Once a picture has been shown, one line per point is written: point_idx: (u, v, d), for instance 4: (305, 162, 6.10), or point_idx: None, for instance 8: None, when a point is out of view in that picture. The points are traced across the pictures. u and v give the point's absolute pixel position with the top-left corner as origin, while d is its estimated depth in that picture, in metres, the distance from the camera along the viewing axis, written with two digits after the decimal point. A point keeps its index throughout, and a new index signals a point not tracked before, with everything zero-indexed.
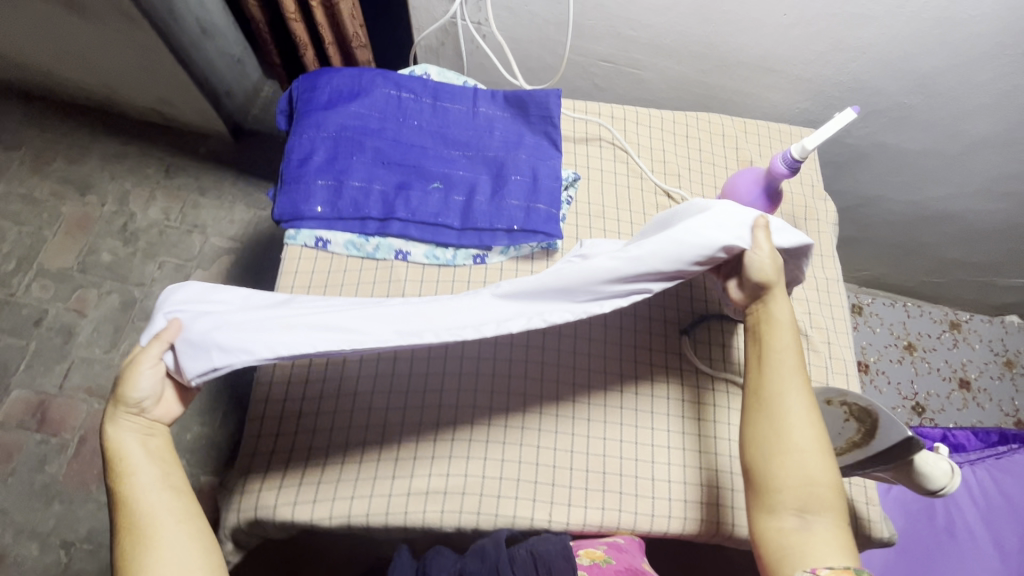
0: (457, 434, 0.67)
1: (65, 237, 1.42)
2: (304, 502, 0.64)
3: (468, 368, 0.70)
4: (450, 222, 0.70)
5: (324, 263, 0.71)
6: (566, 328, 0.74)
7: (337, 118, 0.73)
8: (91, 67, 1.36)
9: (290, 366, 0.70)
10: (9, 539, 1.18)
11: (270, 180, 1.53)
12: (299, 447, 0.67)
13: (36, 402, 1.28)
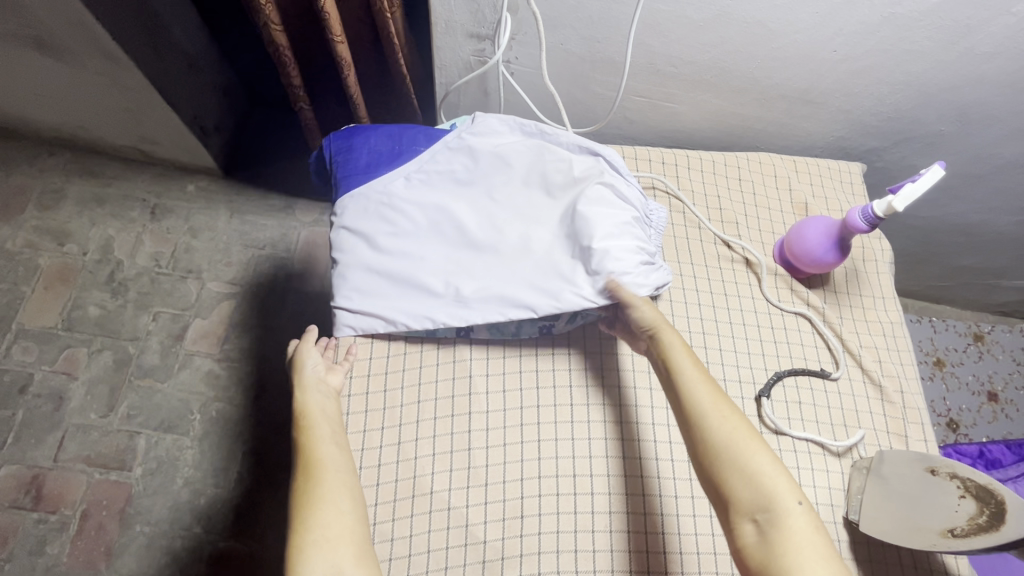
0: (528, 529, 0.64)
1: (45, 292, 1.32)
2: None
3: (545, 453, 0.68)
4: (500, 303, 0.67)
5: (383, 347, 0.72)
6: (642, 399, 0.70)
7: (381, 185, 0.69)
8: (67, 107, 1.26)
9: (360, 469, 0.67)
10: None
11: (263, 216, 1.43)
12: (379, 560, 0.63)
13: (29, 478, 1.19)
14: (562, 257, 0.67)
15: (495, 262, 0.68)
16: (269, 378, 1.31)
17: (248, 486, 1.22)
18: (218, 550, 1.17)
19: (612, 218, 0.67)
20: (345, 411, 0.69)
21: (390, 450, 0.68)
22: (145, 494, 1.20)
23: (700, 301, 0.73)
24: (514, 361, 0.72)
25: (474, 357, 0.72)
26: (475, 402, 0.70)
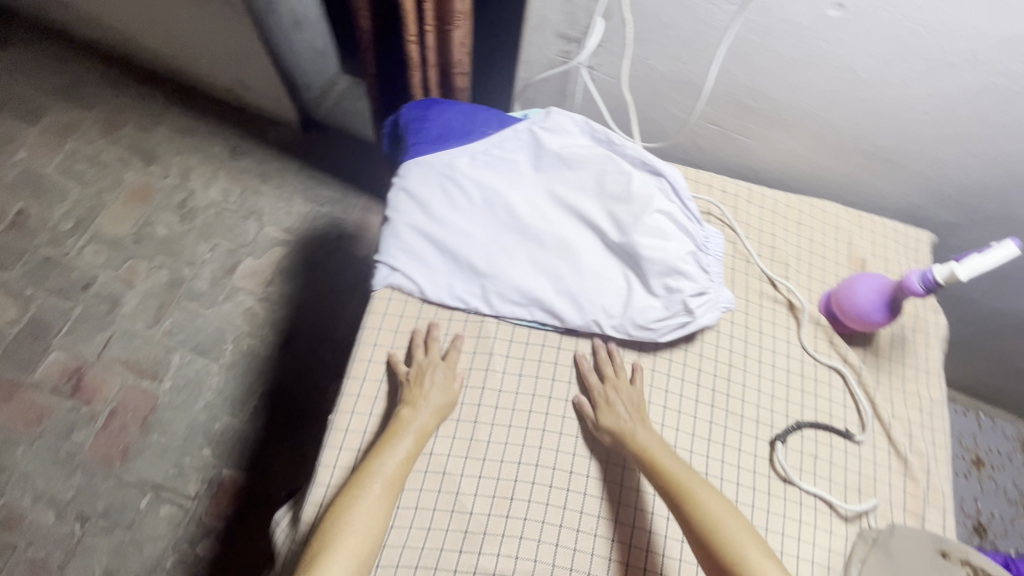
0: (514, 509, 0.62)
1: (124, 204, 1.43)
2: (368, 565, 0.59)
3: (548, 442, 0.65)
4: (540, 300, 0.67)
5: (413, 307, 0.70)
6: (654, 415, 0.67)
7: (446, 154, 0.71)
8: (181, 40, 1.37)
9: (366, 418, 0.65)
10: (28, 502, 1.18)
11: (329, 177, 1.51)
12: None
13: (73, 367, 1.28)
14: (609, 270, 0.67)
15: (542, 259, 0.68)
16: (302, 327, 1.37)
17: (260, 423, 1.28)
18: (220, 476, 1.23)
19: (666, 240, 0.66)
20: (367, 359, 0.68)
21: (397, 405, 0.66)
22: (168, 407, 1.27)
23: (735, 335, 0.72)
24: (536, 348, 0.69)
25: (499, 336, 0.69)
26: (490, 378, 0.67)
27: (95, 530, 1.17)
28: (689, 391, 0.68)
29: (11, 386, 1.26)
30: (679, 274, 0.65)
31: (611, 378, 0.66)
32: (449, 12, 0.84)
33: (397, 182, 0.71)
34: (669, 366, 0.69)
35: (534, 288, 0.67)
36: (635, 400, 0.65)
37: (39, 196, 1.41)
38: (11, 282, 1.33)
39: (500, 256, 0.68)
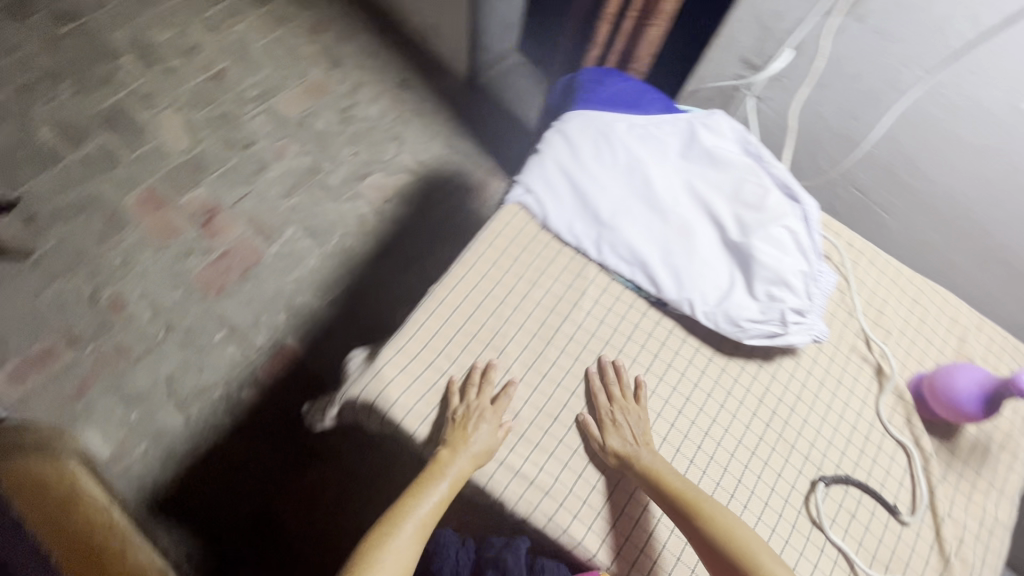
0: (554, 430, 0.65)
1: (300, 93, 1.63)
2: (418, 416, 0.63)
3: (607, 388, 0.68)
4: (646, 265, 0.71)
5: (532, 228, 0.74)
6: (709, 409, 0.69)
7: (609, 114, 0.78)
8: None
9: (462, 298, 0.69)
10: (135, 297, 1.37)
11: (471, 132, 1.64)
12: (431, 367, 0.66)
13: (210, 206, 1.48)
14: (718, 264, 0.71)
15: (660, 233, 0.72)
16: (399, 247, 1.50)
17: (333, 312, 1.41)
18: (283, 342, 1.37)
19: (782, 256, 0.69)
20: (481, 251, 0.72)
21: (490, 300, 0.70)
22: (267, 268, 1.43)
23: (772, 382, 0.71)
24: (624, 305, 0.72)
25: (596, 283, 0.73)
26: (576, 312, 0.71)
27: (175, 340, 1.34)
28: (714, 413, 0.69)
29: (161, 201, 1.47)
30: (786, 287, 0.67)
31: (620, 400, 0.66)
32: (655, 7, 0.91)
33: (557, 125, 0.78)
34: (695, 384, 0.70)
35: (645, 253, 0.71)
36: (642, 424, 0.65)
37: (242, 62, 1.64)
38: (194, 121, 1.56)
39: (624, 217, 0.73)
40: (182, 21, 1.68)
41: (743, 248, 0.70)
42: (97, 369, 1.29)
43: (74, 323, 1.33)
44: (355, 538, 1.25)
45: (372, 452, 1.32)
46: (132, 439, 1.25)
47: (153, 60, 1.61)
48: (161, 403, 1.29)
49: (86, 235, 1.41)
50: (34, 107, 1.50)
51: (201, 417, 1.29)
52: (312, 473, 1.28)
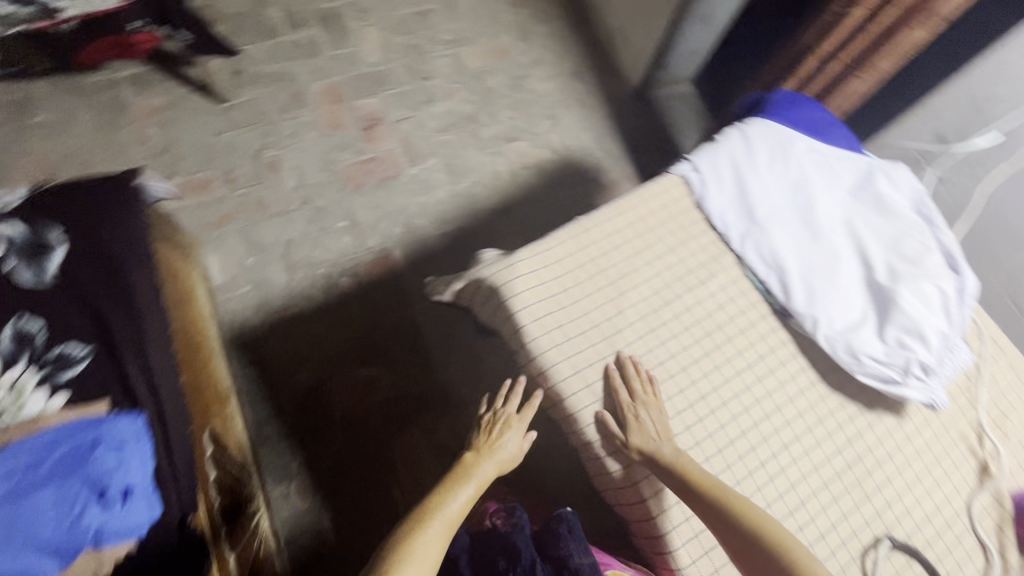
0: (653, 378, 0.75)
1: (485, 49, 1.76)
2: (530, 314, 0.75)
3: (701, 362, 0.78)
4: (786, 278, 0.78)
5: (688, 211, 0.84)
6: (777, 419, 0.78)
7: (798, 136, 0.84)
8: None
9: (601, 240, 0.81)
10: (290, 166, 1.54)
11: (622, 135, 1.70)
12: (557, 284, 0.77)
13: (376, 115, 1.63)
14: (856, 300, 0.77)
15: (812, 254, 0.78)
16: (519, 211, 1.58)
17: (442, 243, 1.52)
18: (391, 251, 1.49)
19: (921, 313, 0.75)
20: (627, 208, 0.83)
21: (624, 252, 0.81)
22: (402, 184, 1.56)
23: (802, 416, 0.79)
24: (746, 302, 0.81)
25: (726, 276, 0.82)
26: (696, 290, 0.81)
27: (305, 214, 1.49)
28: (744, 424, 0.77)
29: (339, 97, 1.64)
30: (915, 340, 0.74)
31: (640, 398, 0.73)
32: (869, 63, 1.13)
33: (747, 127, 0.84)
34: (736, 396, 0.78)
35: (791, 268, 0.78)
36: (659, 420, 0.73)
37: (448, 6, 1.80)
38: (390, 42, 1.73)
39: (782, 230, 0.80)
40: None
41: (885, 294, 0.76)
42: (238, 211, 1.47)
43: (236, 168, 1.52)
44: (382, 447, 1.32)
45: (426, 378, 1.39)
46: (240, 278, 1.40)
47: None
48: (274, 260, 1.44)
49: (272, 102, 1.60)
50: None
51: (301, 285, 1.43)
52: (368, 372, 1.38)
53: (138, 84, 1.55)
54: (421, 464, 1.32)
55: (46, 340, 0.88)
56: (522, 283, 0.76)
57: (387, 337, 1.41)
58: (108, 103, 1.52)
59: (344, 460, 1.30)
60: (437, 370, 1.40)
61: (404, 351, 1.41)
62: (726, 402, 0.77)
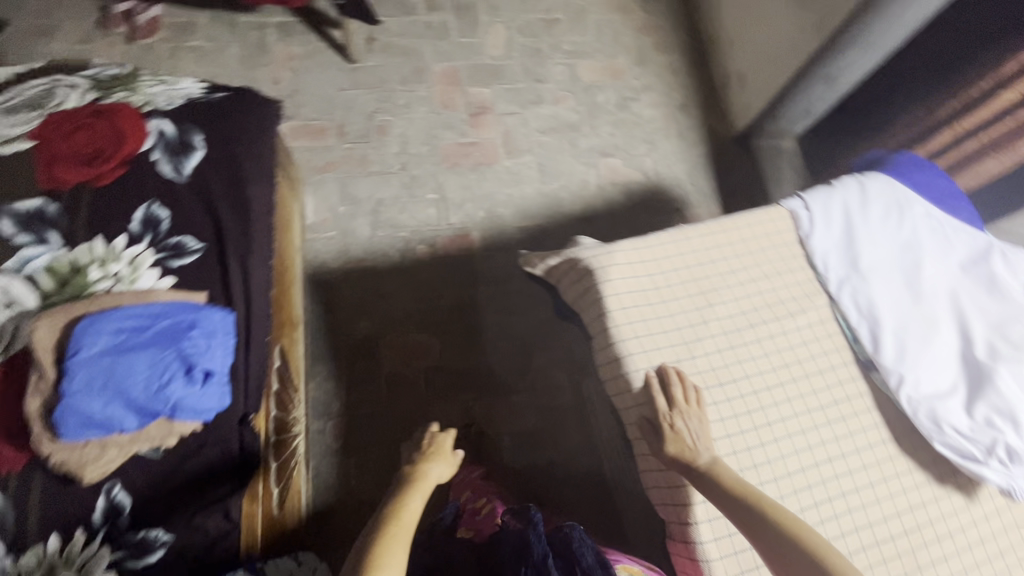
0: (739, 390, 0.81)
1: (601, 66, 1.82)
2: (620, 300, 0.81)
3: (780, 388, 0.82)
4: (881, 334, 0.84)
5: (795, 252, 0.91)
6: (836, 462, 0.81)
7: (918, 208, 0.91)
8: (755, 22, 1.64)
9: (704, 254, 0.88)
10: (397, 133, 1.63)
11: (716, 174, 1.71)
12: (654, 282, 0.84)
13: (485, 105, 1.71)
14: (947, 370, 0.84)
15: (911, 319, 0.85)
16: (599, 223, 1.61)
17: (519, 236, 1.56)
18: (470, 232, 1.55)
19: (1012, 394, 0.80)
20: (732, 230, 0.90)
21: (724, 269, 0.87)
22: (495, 173, 1.62)
23: (865, 469, 0.81)
24: (836, 346, 0.87)
25: (819, 318, 0.87)
26: (787, 322, 0.86)
27: (400, 179, 1.57)
28: (802, 458, 0.80)
29: (456, 80, 1.72)
30: (1002, 419, 0.80)
31: (679, 407, 0.76)
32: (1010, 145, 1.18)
33: (868, 189, 0.92)
34: (803, 431, 0.81)
35: (889, 326, 0.85)
36: (694, 425, 0.76)
37: (575, 20, 1.87)
38: (514, 41, 1.81)
39: (886, 289, 0.86)
40: None
41: (978, 371, 0.82)
42: (342, 163, 1.57)
43: (349, 123, 1.62)
44: (420, 409, 1.36)
45: (474, 357, 1.42)
46: (329, 223, 1.50)
47: None
48: (363, 214, 1.52)
49: (394, 72, 1.71)
50: None
51: (381, 242, 1.50)
52: (420, 339, 1.43)
53: (283, 31, 1.69)
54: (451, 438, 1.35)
55: (169, 229, 0.98)
56: (617, 273, 0.83)
57: (447, 310, 1.46)
58: (255, 43, 1.67)
59: (382, 414, 1.35)
60: (485, 352, 1.43)
61: (459, 327, 1.45)
62: (791, 434, 0.81)
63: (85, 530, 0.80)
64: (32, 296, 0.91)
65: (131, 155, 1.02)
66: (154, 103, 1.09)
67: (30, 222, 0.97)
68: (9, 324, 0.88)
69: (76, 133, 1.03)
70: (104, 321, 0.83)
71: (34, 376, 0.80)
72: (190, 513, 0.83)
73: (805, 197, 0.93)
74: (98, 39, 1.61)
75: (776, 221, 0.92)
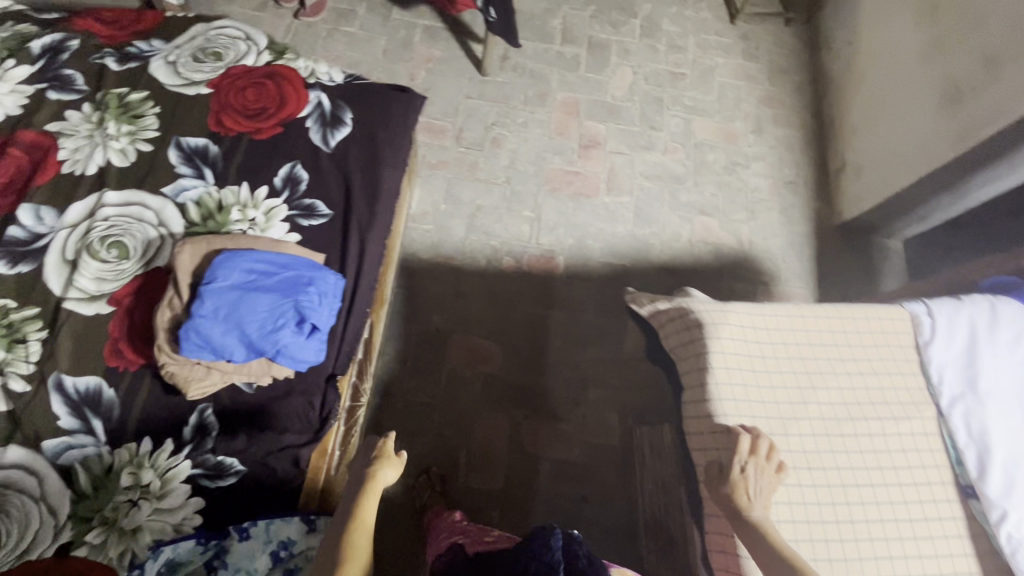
0: (826, 477, 0.80)
1: (717, 127, 1.83)
2: (725, 356, 0.82)
3: (867, 487, 0.81)
4: (988, 460, 0.81)
5: (906, 356, 0.90)
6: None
7: None
8: (887, 116, 1.61)
9: (814, 334, 0.88)
10: (509, 148, 1.70)
11: (812, 257, 1.67)
12: (762, 349, 0.85)
13: (597, 139, 1.76)
14: None
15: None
16: (682, 277, 1.60)
17: (601, 271, 1.58)
18: (555, 256, 1.58)
19: None
20: (846, 319, 0.90)
21: (832, 355, 0.88)
22: (591, 206, 1.66)
23: None
24: (934, 461, 0.84)
25: (920, 429, 0.86)
26: (887, 423, 0.85)
27: (502, 191, 1.64)
28: (880, 565, 0.77)
29: (575, 111, 1.79)
30: None
31: (756, 457, 0.74)
32: None
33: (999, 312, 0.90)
34: (886, 538, 0.78)
35: (999, 455, 0.82)
36: (763, 485, 0.74)
37: (701, 79, 1.91)
38: (637, 86, 1.86)
39: (1002, 417, 0.84)
40: (690, 26, 2.00)
41: None
42: (453, 164, 1.65)
43: (467, 129, 1.71)
44: (474, 410, 1.39)
45: (535, 375, 1.44)
46: (428, 217, 1.57)
47: (649, 34, 1.96)
48: (460, 215, 1.59)
49: (519, 91, 1.79)
50: (565, 5, 1.96)
51: (471, 245, 1.56)
52: (486, 345, 1.46)
53: (429, 34, 1.82)
54: (494, 449, 1.36)
55: (305, 190, 1.07)
56: (727, 332, 0.84)
57: (517, 324, 1.49)
58: (401, 39, 1.80)
59: (437, 408, 1.38)
60: (546, 373, 1.45)
61: (524, 344, 1.47)
62: (874, 538, 0.78)
63: (173, 440, 0.88)
64: (180, 221, 1.02)
65: (289, 117, 1.13)
66: (318, 76, 1.19)
67: (192, 157, 1.08)
68: (158, 242, 1.00)
69: (248, 88, 1.15)
70: (239, 258, 0.91)
71: (170, 292, 0.90)
72: (264, 451, 0.89)
73: (930, 304, 0.92)
74: (270, 9, 1.79)
75: (893, 322, 0.92)
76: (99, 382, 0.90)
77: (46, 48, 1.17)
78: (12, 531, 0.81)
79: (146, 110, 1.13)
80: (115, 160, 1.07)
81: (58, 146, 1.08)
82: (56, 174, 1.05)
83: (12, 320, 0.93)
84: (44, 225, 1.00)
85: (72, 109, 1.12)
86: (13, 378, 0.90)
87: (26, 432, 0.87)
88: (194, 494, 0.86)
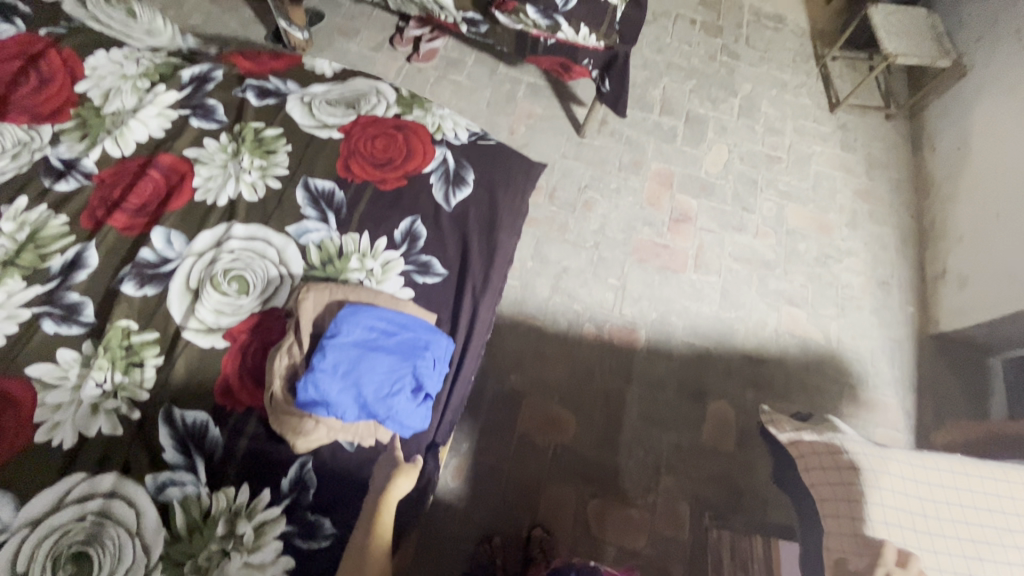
0: None
1: (810, 217, 1.80)
2: (882, 509, 0.80)
3: None
4: None
5: None
6: None
7: None
8: (998, 230, 1.55)
9: (986, 495, 0.83)
10: (600, 213, 1.70)
11: (904, 366, 1.59)
12: (925, 505, 0.81)
13: (688, 214, 1.74)
14: None
15: None
16: (767, 368, 1.54)
17: (683, 351, 1.53)
18: (637, 329, 1.55)
19: None
20: None
21: (1008, 521, 0.81)
22: (678, 281, 1.63)
23: None
24: None
25: None
26: None
27: (590, 256, 1.63)
28: None
29: (668, 183, 1.78)
30: None
31: None
32: None
33: None
34: None
35: None
36: None
37: (797, 164, 1.88)
38: (732, 165, 1.85)
39: None
40: (789, 110, 1.99)
41: None
42: (543, 222, 1.66)
43: (560, 189, 1.72)
44: (545, 482, 1.34)
45: (610, 453, 1.39)
46: (514, 273, 1.57)
47: (747, 114, 1.96)
48: (546, 275, 1.58)
49: (614, 157, 1.79)
50: (666, 77, 1.98)
51: (554, 307, 1.54)
52: (561, 414, 1.42)
53: (532, 92, 1.86)
54: (560, 527, 1.30)
55: (423, 247, 1.07)
56: (887, 483, 0.81)
57: (593, 395, 1.45)
58: (505, 93, 1.84)
59: (505, 473, 1.34)
60: (621, 452, 1.39)
61: (598, 417, 1.42)
62: None
63: (271, 492, 0.86)
64: (300, 263, 1.03)
65: (414, 171, 1.14)
66: (444, 132, 1.22)
67: (318, 200, 1.10)
68: (277, 280, 1.01)
69: (378, 137, 1.17)
70: (362, 315, 0.91)
71: (290, 340, 0.91)
72: (356, 517, 0.87)
73: None
74: (385, 50, 1.86)
75: None
76: (206, 418, 0.90)
77: (195, 77, 1.23)
78: (104, 565, 0.79)
79: (279, 147, 1.16)
80: (245, 194, 1.10)
81: (194, 173, 1.11)
82: (189, 201, 1.08)
83: (131, 342, 0.94)
84: (172, 250, 1.03)
85: (210, 138, 1.16)
86: (126, 402, 0.90)
87: (130, 460, 0.86)
88: (284, 552, 0.83)
